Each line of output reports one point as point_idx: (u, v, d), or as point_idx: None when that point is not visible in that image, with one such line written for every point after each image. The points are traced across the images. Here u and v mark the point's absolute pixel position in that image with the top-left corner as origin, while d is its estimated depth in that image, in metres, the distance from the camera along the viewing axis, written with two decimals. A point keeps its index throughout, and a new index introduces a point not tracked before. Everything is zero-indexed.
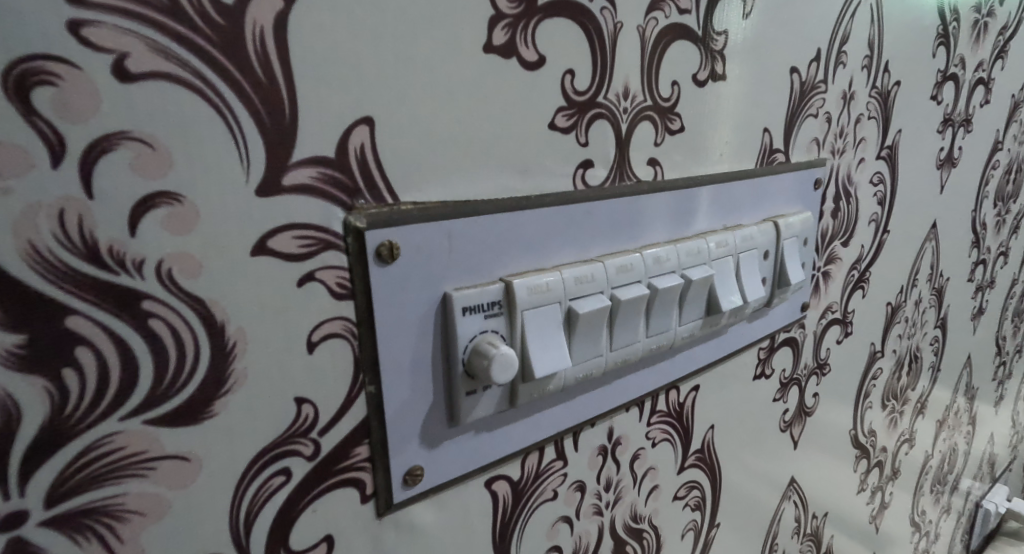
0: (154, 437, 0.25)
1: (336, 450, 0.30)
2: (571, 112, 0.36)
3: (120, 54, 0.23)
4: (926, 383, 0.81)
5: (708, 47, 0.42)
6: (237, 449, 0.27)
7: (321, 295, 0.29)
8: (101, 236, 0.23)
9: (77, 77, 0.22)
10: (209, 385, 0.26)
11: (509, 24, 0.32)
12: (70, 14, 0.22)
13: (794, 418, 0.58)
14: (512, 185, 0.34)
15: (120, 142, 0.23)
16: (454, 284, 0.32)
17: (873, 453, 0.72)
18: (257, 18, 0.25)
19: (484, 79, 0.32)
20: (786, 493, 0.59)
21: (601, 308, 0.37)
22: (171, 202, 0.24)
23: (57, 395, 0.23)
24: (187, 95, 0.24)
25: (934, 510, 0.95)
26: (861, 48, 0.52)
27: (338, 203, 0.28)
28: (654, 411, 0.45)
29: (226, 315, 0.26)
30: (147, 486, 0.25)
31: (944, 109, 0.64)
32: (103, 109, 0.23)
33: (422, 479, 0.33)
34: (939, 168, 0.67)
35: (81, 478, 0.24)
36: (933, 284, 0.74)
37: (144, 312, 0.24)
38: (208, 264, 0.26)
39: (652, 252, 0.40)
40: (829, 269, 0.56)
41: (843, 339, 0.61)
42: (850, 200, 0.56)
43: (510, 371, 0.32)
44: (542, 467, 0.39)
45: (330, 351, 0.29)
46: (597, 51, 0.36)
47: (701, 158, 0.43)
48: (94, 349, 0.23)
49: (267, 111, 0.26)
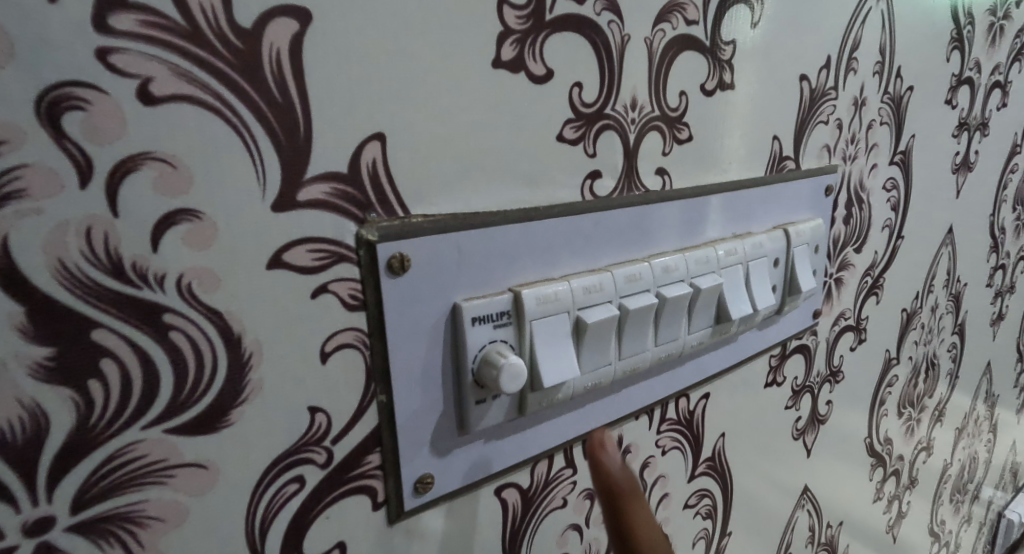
0: (174, 445, 0.26)
1: (348, 458, 0.31)
2: (579, 123, 0.36)
3: (144, 78, 0.24)
4: (944, 390, 0.80)
5: (716, 57, 0.42)
6: (253, 457, 0.28)
7: (334, 307, 0.29)
8: (125, 252, 0.24)
9: (104, 101, 0.23)
10: (227, 395, 0.27)
11: (518, 39, 0.33)
12: (97, 41, 0.23)
13: (807, 426, 0.58)
14: (521, 196, 0.35)
15: (144, 163, 0.24)
16: (464, 295, 0.33)
17: (889, 461, 0.71)
18: (274, 41, 0.26)
19: (493, 93, 0.32)
20: (799, 502, 0.59)
21: (609, 318, 0.37)
22: (191, 218, 0.25)
23: (83, 406, 0.24)
24: (207, 116, 0.25)
25: (954, 520, 0.93)
26: (872, 54, 0.52)
27: (350, 217, 0.29)
28: (664, 419, 0.45)
29: (242, 327, 0.27)
30: (167, 493, 0.26)
31: (959, 113, 0.64)
32: (128, 131, 0.24)
33: (433, 486, 0.34)
34: (955, 172, 0.67)
35: (105, 485, 0.25)
36: (950, 290, 0.73)
37: (165, 325, 0.25)
38: (226, 279, 0.26)
39: (661, 261, 0.40)
40: (842, 275, 0.56)
41: (856, 346, 0.61)
42: (863, 206, 0.56)
43: (519, 380, 0.33)
44: (551, 475, 0.39)
45: (343, 361, 0.30)
46: (604, 63, 0.36)
47: (710, 166, 0.44)
48: (117, 361, 0.24)
49: (282, 129, 0.27)
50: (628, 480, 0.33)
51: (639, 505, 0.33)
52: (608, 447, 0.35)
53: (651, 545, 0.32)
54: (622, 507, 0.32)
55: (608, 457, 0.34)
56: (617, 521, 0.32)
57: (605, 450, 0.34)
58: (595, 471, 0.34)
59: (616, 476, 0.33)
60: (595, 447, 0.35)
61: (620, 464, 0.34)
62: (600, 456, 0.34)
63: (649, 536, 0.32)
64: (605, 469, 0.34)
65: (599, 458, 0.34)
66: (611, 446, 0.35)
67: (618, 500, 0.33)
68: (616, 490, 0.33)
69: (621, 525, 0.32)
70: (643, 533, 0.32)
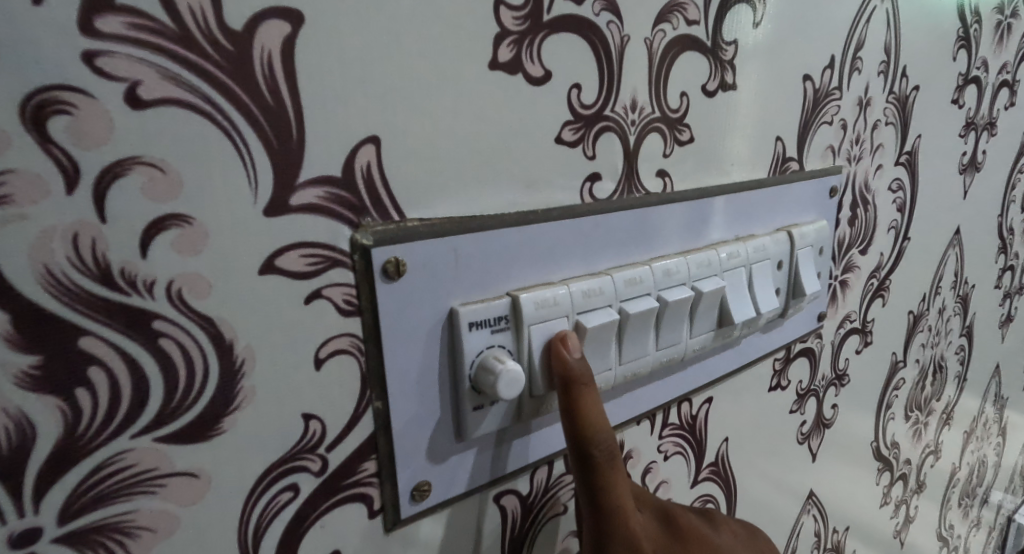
0: (164, 454, 0.26)
1: (344, 466, 0.31)
2: (578, 125, 0.36)
3: (132, 82, 0.23)
4: (952, 393, 0.79)
5: (718, 58, 0.41)
6: (246, 464, 0.28)
7: (329, 312, 0.29)
8: (113, 258, 0.24)
9: (91, 105, 0.23)
10: (218, 402, 0.27)
11: (515, 40, 0.32)
12: (84, 45, 0.22)
13: (812, 430, 0.57)
14: (519, 200, 0.34)
15: (132, 167, 0.24)
16: (462, 299, 0.32)
17: (896, 465, 0.70)
18: (265, 43, 0.26)
19: (490, 95, 0.32)
20: (805, 507, 0.58)
21: (609, 322, 0.37)
22: (181, 224, 0.25)
23: (71, 414, 0.24)
24: (197, 119, 0.25)
25: (963, 524, 0.92)
26: (877, 53, 0.51)
27: (345, 221, 0.29)
28: (666, 424, 0.44)
29: (234, 334, 0.27)
30: (157, 503, 0.26)
31: (966, 113, 0.63)
32: (116, 135, 0.23)
33: (430, 494, 0.34)
34: (962, 173, 0.66)
35: (93, 495, 0.24)
36: (958, 292, 0.72)
37: (155, 331, 0.25)
38: (217, 285, 0.26)
39: (662, 264, 0.40)
40: (847, 277, 0.55)
41: (862, 349, 0.60)
42: (868, 207, 0.55)
43: (517, 386, 0.32)
44: (551, 481, 0.39)
45: (338, 367, 0.30)
46: (603, 65, 0.36)
47: (713, 168, 0.43)
48: (106, 369, 0.24)
49: (274, 133, 0.26)
50: (586, 373, 0.33)
51: (594, 394, 0.33)
52: (571, 343, 0.34)
53: (602, 432, 0.33)
54: (578, 393, 0.33)
55: (570, 352, 0.34)
56: (570, 410, 0.33)
57: (567, 346, 0.34)
58: (557, 365, 0.33)
59: (575, 368, 0.33)
60: (559, 343, 0.34)
61: (580, 357, 0.34)
62: (562, 351, 0.33)
63: (601, 425, 0.33)
64: (566, 362, 0.33)
65: (562, 353, 0.33)
66: (574, 342, 0.34)
67: (574, 390, 0.33)
68: (575, 380, 0.33)
69: (574, 414, 0.33)
70: (596, 422, 0.33)
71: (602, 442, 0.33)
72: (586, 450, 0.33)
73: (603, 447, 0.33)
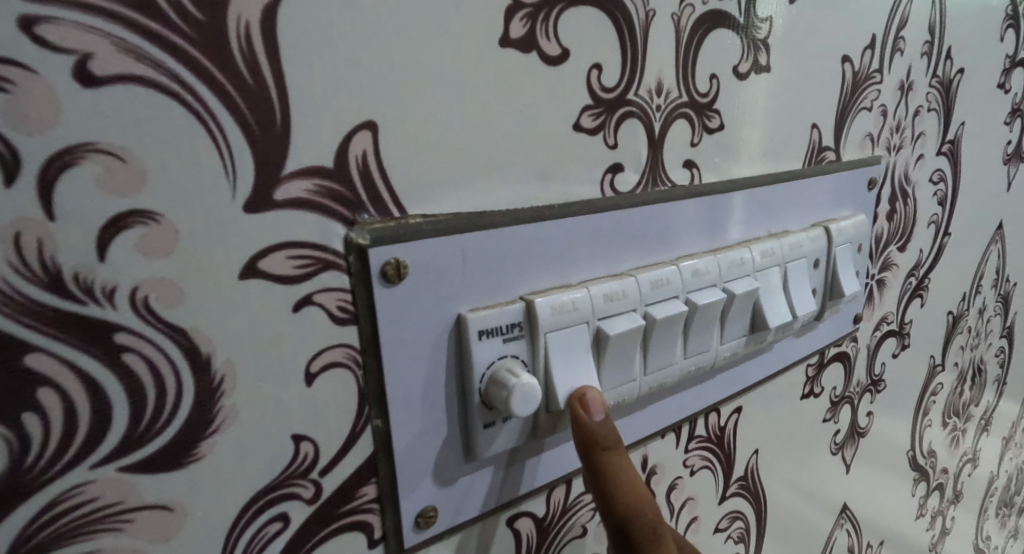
0: (132, 485, 0.23)
1: (340, 492, 0.27)
2: (599, 111, 0.32)
3: (82, 54, 0.20)
4: (990, 397, 0.74)
5: (751, 36, 0.37)
6: (226, 493, 0.25)
7: (320, 321, 0.26)
8: (65, 262, 0.21)
9: (33, 82, 0.19)
10: (193, 425, 0.24)
11: (529, 14, 0.29)
12: (23, 9, 0.19)
13: (846, 440, 0.53)
14: (534, 194, 0.31)
15: (85, 156, 0.20)
16: (470, 305, 0.29)
17: (932, 475, 0.66)
18: (242, 12, 0.22)
19: (500, 76, 0.28)
20: (838, 522, 0.55)
21: (633, 328, 0.33)
22: (146, 221, 0.22)
23: (17, 443, 0.20)
24: (162, 100, 0.21)
25: (1000, 535, 0.88)
26: (920, 33, 0.47)
27: (338, 218, 0.25)
28: (693, 436, 0.41)
29: (212, 346, 0.23)
30: (124, 540, 0.23)
31: (1012, 98, 0.59)
32: (64, 118, 0.20)
33: (436, 521, 0.30)
34: (1006, 163, 0.62)
35: (46, 535, 0.21)
36: (999, 290, 0.68)
37: (118, 346, 0.22)
38: (190, 291, 0.23)
39: (690, 264, 0.36)
40: (884, 276, 0.51)
41: (899, 353, 0.56)
42: (907, 201, 0.52)
43: (532, 402, 0.29)
44: (569, 502, 0.36)
45: (331, 383, 0.26)
46: (626, 42, 0.32)
47: (744, 158, 0.39)
48: (59, 391, 0.21)
49: (255, 116, 0.23)
50: (610, 437, 0.30)
51: (625, 459, 0.30)
52: (590, 403, 0.30)
53: (637, 506, 0.30)
54: (604, 464, 0.30)
55: (590, 415, 0.30)
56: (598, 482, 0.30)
57: (586, 407, 0.30)
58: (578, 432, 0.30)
59: (595, 435, 0.30)
60: (577, 405, 0.30)
61: (602, 418, 0.30)
62: (580, 414, 0.30)
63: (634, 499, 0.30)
64: (585, 429, 0.30)
65: (579, 417, 0.30)
66: (594, 401, 0.30)
67: (598, 461, 0.30)
68: (597, 447, 0.30)
69: (602, 489, 0.30)
70: (628, 494, 0.30)
71: (638, 518, 0.30)
72: (624, 527, 0.30)
73: (643, 523, 0.30)
